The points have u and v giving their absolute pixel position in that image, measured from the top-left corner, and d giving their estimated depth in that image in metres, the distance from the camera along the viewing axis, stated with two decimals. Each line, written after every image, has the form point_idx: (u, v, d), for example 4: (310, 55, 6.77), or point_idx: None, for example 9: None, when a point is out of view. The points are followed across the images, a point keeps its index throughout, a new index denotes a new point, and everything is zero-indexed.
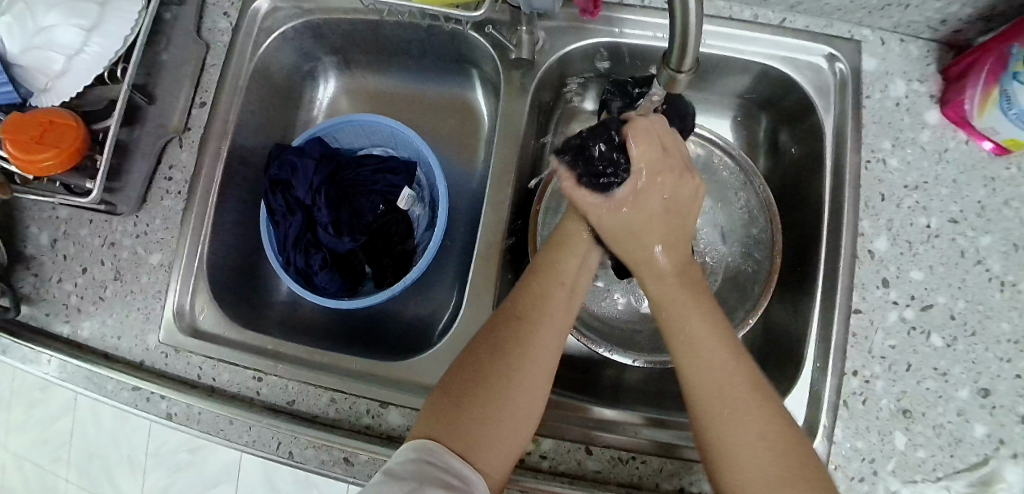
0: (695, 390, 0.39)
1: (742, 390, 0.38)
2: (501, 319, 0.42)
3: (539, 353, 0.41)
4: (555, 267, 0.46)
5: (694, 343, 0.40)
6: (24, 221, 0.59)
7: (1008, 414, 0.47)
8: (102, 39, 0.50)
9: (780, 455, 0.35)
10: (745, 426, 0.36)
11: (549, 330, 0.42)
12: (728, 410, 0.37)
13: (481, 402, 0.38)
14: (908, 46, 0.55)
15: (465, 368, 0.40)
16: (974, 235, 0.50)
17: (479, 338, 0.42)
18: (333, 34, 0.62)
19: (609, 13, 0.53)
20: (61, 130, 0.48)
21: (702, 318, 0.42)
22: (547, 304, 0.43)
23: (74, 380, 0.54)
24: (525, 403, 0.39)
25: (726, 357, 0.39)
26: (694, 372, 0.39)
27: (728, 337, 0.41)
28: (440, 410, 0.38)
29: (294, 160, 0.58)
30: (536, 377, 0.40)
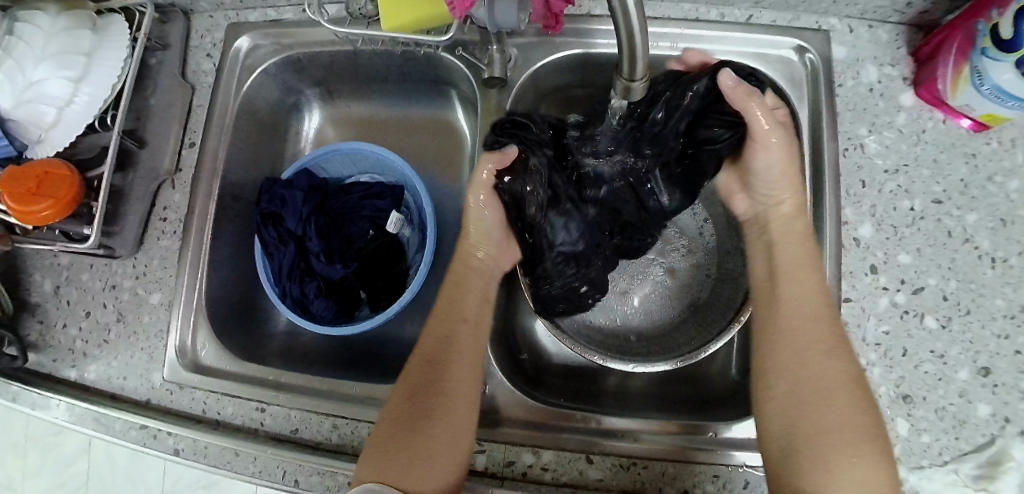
0: (809, 342, 0.42)
1: (849, 362, 0.42)
2: (414, 365, 0.47)
3: (455, 385, 0.45)
4: (453, 305, 0.49)
5: (813, 307, 0.44)
6: (28, 271, 0.61)
7: (1011, 391, 0.47)
8: (90, 89, 0.52)
9: (864, 425, 0.39)
10: (847, 395, 0.40)
11: (459, 364, 0.46)
12: (833, 374, 0.41)
13: (412, 441, 0.42)
14: (877, 31, 0.55)
15: (393, 413, 0.44)
16: (960, 214, 0.50)
17: (401, 384, 0.46)
18: (313, 67, 0.64)
19: (578, 26, 0.55)
20: (56, 181, 0.50)
21: (823, 292, 0.45)
22: (452, 343, 0.47)
23: (83, 421, 0.55)
24: (454, 435, 0.43)
25: (839, 330, 0.43)
26: (812, 329, 0.43)
27: (836, 329, 0.43)
28: (377, 457, 0.42)
29: (284, 194, 0.59)
30: (457, 407, 0.44)
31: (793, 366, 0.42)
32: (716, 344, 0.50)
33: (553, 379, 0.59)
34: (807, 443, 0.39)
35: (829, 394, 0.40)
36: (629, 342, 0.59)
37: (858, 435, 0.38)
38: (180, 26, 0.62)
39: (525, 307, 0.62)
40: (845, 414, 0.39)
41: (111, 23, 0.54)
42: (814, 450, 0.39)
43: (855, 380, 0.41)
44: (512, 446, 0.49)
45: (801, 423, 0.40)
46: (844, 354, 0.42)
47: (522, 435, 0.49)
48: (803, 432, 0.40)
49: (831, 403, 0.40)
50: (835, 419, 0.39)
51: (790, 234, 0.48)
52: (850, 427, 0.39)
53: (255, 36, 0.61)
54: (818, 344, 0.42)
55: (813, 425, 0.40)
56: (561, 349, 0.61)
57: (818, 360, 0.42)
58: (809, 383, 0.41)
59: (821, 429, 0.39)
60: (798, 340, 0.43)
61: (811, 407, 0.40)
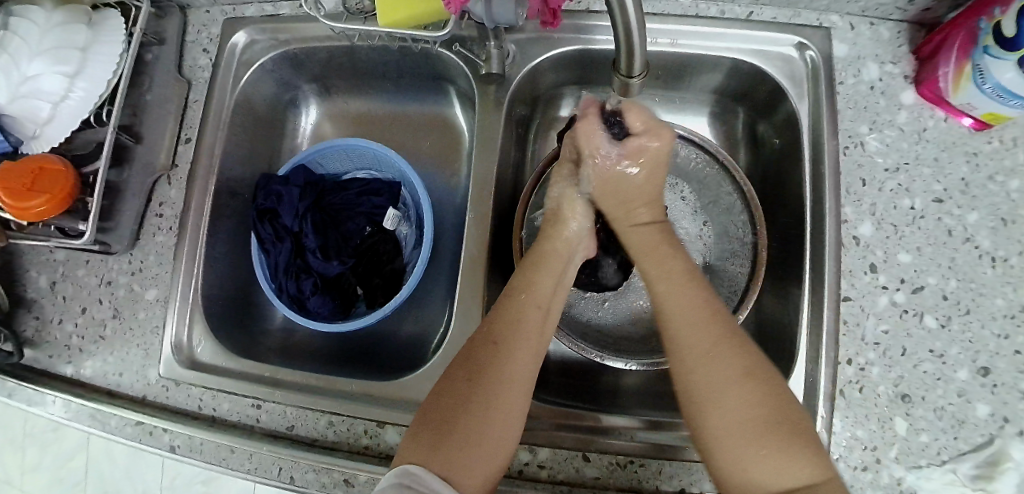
0: (685, 343, 0.40)
1: (745, 352, 0.39)
2: (477, 342, 0.42)
3: (518, 371, 0.41)
4: (530, 287, 0.46)
5: (688, 305, 0.42)
6: (24, 267, 0.61)
7: (1010, 391, 0.46)
8: (86, 84, 0.51)
9: (771, 413, 0.36)
10: (740, 386, 0.37)
11: (523, 349, 0.42)
12: (726, 366, 0.38)
13: (466, 425, 0.38)
14: (879, 29, 0.55)
15: (449, 391, 0.40)
16: (961, 213, 0.50)
17: (459, 360, 0.42)
18: (310, 62, 0.63)
19: (577, 21, 0.54)
20: (51, 176, 0.49)
21: (700, 289, 0.43)
22: (522, 325, 0.43)
23: (79, 418, 0.55)
24: (506, 425, 0.39)
25: (723, 325, 0.40)
26: (693, 325, 0.40)
27: (715, 311, 0.42)
28: (424, 435, 0.38)
29: (280, 189, 0.59)
30: (516, 396, 0.40)
31: (680, 365, 0.40)
32: None
33: (551, 377, 0.59)
34: (716, 437, 0.37)
35: (722, 389, 0.37)
36: (627, 340, 0.58)
37: (755, 426, 0.36)
38: (177, 21, 0.62)
39: None
40: (738, 407, 0.36)
41: (107, 17, 0.54)
42: (724, 446, 0.36)
43: (748, 372, 0.38)
44: None
45: (706, 420, 0.37)
46: (733, 345, 0.39)
47: (519, 434, 0.49)
48: (709, 429, 0.37)
49: (724, 398, 0.37)
50: (729, 415, 0.37)
51: (655, 244, 0.47)
52: (744, 420, 0.36)
53: (252, 31, 0.61)
54: (694, 342, 0.40)
55: (711, 423, 0.37)
56: (558, 346, 0.61)
57: (705, 351, 0.39)
58: (698, 382, 0.38)
59: (725, 424, 0.36)
60: (678, 339, 0.41)
61: (707, 403, 0.37)
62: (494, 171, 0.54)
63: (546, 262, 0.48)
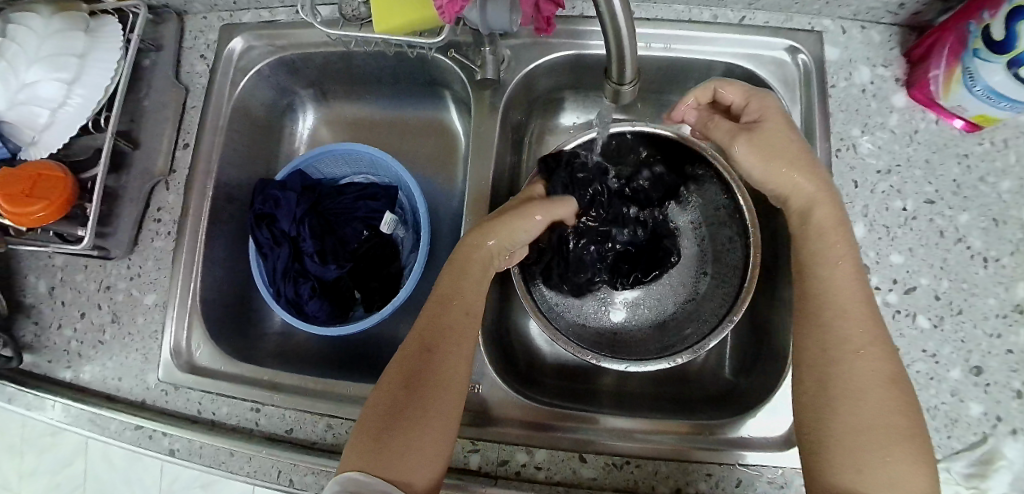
0: (843, 334, 0.40)
1: (891, 358, 0.39)
2: (410, 349, 0.44)
3: (450, 372, 0.43)
4: (455, 290, 0.46)
5: (853, 301, 0.41)
6: (21, 272, 0.61)
7: (1003, 390, 0.47)
8: (84, 91, 0.52)
9: (901, 425, 0.37)
10: (883, 392, 0.38)
11: (456, 350, 0.44)
12: (874, 370, 0.38)
13: (403, 428, 0.40)
14: (869, 32, 0.55)
15: (386, 398, 0.41)
16: (952, 214, 0.50)
17: (393, 368, 0.43)
18: (308, 68, 0.64)
19: (571, 27, 0.55)
20: (50, 182, 0.50)
21: (864, 286, 0.42)
22: (451, 329, 0.44)
23: (78, 423, 0.55)
24: (444, 424, 0.41)
25: (880, 327, 0.40)
26: (854, 321, 0.40)
27: (874, 312, 0.41)
28: (363, 445, 0.40)
29: (278, 195, 0.59)
30: (451, 396, 0.42)
31: (825, 359, 0.40)
32: (709, 341, 0.50)
33: (547, 379, 0.59)
34: (840, 435, 0.37)
35: (864, 389, 0.38)
36: (624, 342, 0.59)
37: (888, 435, 0.36)
38: (173, 27, 0.62)
39: (519, 307, 0.62)
40: (877, 413, 0.37)
41: (104, 24, 0.54)
42: (844, 445, 0.36)
43: (891, 378, 0.38)
44: (507, 445, 0.49)
45: (833, 416, 0.38)
46: (886, 351, 0.39)
47: (517, 435, 0.49)
48: (834, 424, 0.37)
49: (863, 400, 0.37)
50: (863, 417, 0.37)
51: (833, 222, 0.44)
52: (878, 426, 0.36)
53: (249, 38, 0.61)
54: (852, 337, 0.39)
55: (842, 419, 0.37)
56: (554, 348, 0.61)
57: (855, 349, 0.39)
58: (842, 376, 0.38)
59: (856, 425, 0.37)
60: (841, 331, 0.40)
61: (842, 402, 0.38)
62: (490, 175, 0.55)
63: (472, 269, 0.47)
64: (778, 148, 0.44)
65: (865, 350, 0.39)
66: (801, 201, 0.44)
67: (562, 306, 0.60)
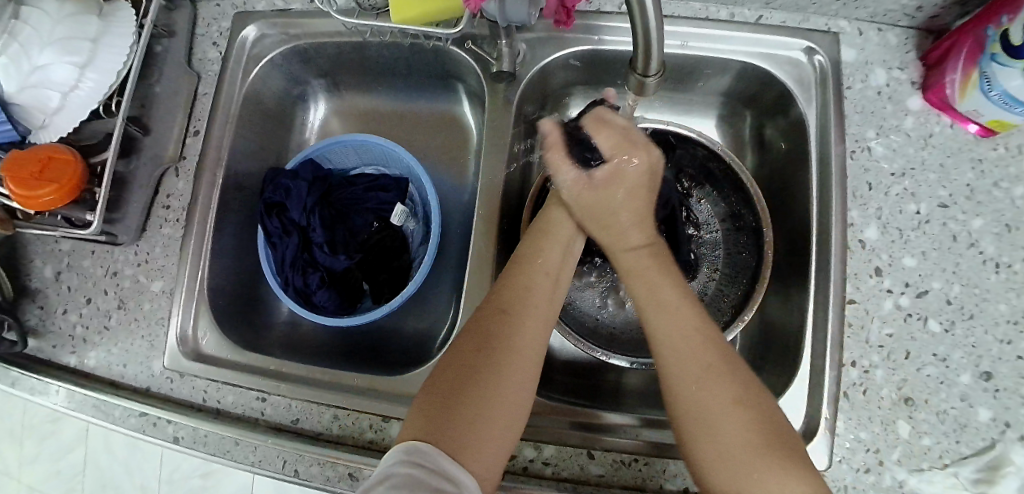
0: (675, 367, 0.39)
1: (731, 375, 0.38)
2: (484, 312, 0.43)
3: (524, 346, 0.41)
4: (537, 256, 0.47)
5: (683, 322, 0.41)
6: (28, 256, 0.60)
7: (1012, 396, 0.47)
8: (95, 75, 0.51)
9: (753, 439, 0.35)
10: (733, 411, 0.36)
11: (530, 325, 0.43)
12: (716, 391, 0.37)
13: (471, 400, 0.38)
14: (887, 35, 0.55)
15: (454, 367, 0.40)
16: (965, 218, 0.50)
17: (465, 337, 0.42)
18: (320, 58, 0.63)
19: (588, 22, 0.55)
20: (59, 166, 0.49)
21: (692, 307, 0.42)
22: (530, 296, 0.44)
23: (82, 408, 0.55)
24: (515, 401, 0.39)
25: (717, 346, 0.40)
26: (683, 347, 0.40)
27: (708, 329, 0.41)
28: (429, 410, 0.38)
29: (288, 184, 0.59)
30: (524, 368, 0.41)
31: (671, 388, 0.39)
32: None
33: (555, 374, 0.59)
34: (708, 458, 0.36)
35: (714, 413, 0.37)
36: (631, 338, 0.59)
37: (750, 449, 0.35)
38: (187, 14, 0.62)
39: None
40: (730, 429, 0.36)
41: (117, 8, 0.54)
42: (720, 470, 0.35)
43: (737, 393, 0.37)
44: (514, 441, 0.49)
45: (699, 447, 0.37)
46: (721, 368, 0.38)
47: (525, 430, 0.49)
48: (700, 453, 0.36)
49: (715, 420, 0.36)
50: (731, 432, 0.36)
51: (648, 257, 0.46)
52: (733, 442, 0.35)
53: (263, 26, 0.61)
54: (682, 363, 0.39)
55: (700, 447, 0.36)
56: (563, 345, 0.61)
57: (697, 370, 0.38)
58: (687, 407, 0.38)
59: (713, 453, 0.36)
60: (668, 355, 0.40)
61: (700, 423, 0.37)
62: (502, 169, 0.55)
63: (551, 233, 0.49)
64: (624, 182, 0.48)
65: (695, 370, 0.39)
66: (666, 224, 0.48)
67: (570, 303, 0.61)
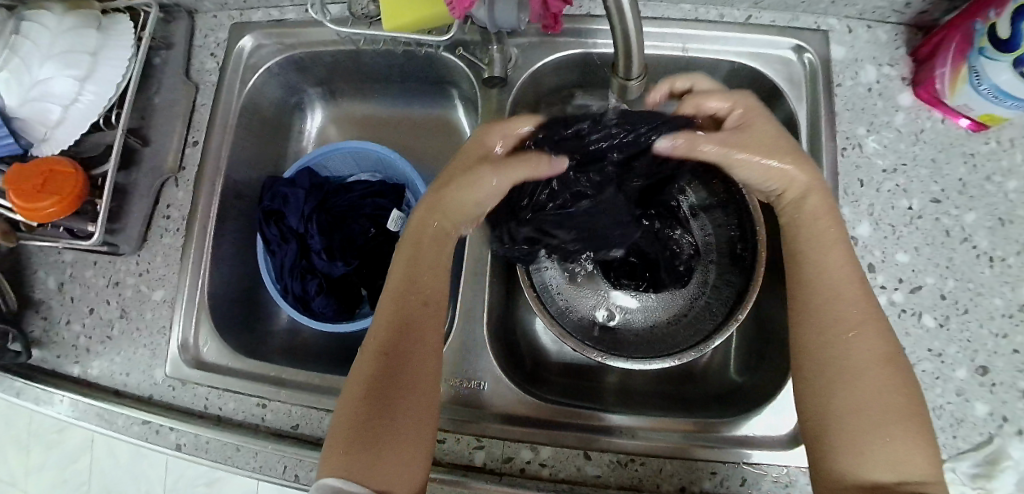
0: (832, 320, 0.41)
1: (887, 337, 0.40)
2: (371, 348, 0.44)
3: (415, 370, 0.44)
4: (413, 279, 0.47)
5: (845, 279, 0.42)
6: (31, 268, 0.61)
7: (1009, 390, 0.47)
8: (95, 88, 0.52)
9: (901, 403, 0.38)
10: (880, 371, 0.38)
11: (424, 348, 0.45)
12: (871, 352, 0.39)
13: (375, 431, 0.41)
14: (876, 31, 0.56)
15: (358, 400, 0.42)
16: (958, 213, 0.51)
17: (359, 374, 0.44)
18: (315, 66, 0.64)
19: (578, 25, 0.55)
20: (60, 178, 0.50)
21: (855, 263, 0.43)
22: (416, 320, 0.45)
23: (86, 417, 0.56)
24: (420, 417, 0.42)
25: (876, 306, 0.41)
26: (844, 301, 0.41)
27: (868, 291, 0.42)
28: (340, 451, 0.40)
29: (286, 191, 0.60)
30: (425, 388, 0.43)
31: (822, 345, 0.40)
32: (715, 340, 0.51)
33: (551, 376, 0.59)
34: (843, 416, 0.38)
35: (860, 371, 0.39)
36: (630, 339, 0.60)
37: (892, 412, 0.37)
38: (184, 26, 0.63)
39: (524, 303, 0.63)
40: (880, 392, 0.38)
41: (115, 22, 0.55)
42: (846, 432, 0.37)
43: (888, 357, 0.39)
44: (511, 442, 0.49)
45: (832, 407, 0.39)
46: (882, 329, 0.40)
47: (523, 432, 0.49)
48: (834, 409, 0.38)
49: (864, 379, 0.38)
50: (876, 395, 0.38)
51: (825, 207, 0.44)
52: (879, 402, 0.38)
53: (258, 36, 0.62)
54: (844, 320, 0.40)
55: (842, 402, 0.38)
56: (560, 346, 0.61)
57: (856, 329, 0.40)
58: (835, 363, 0.39)
59: (848, 411, 0.38)
60: (829, 314, 0.41)
61: (846, 381, 0.39)
62: None
63: (423, 251, 0.48)
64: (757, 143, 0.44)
65: (858, 328, 0.40)
66: (795, 192, 0.44)
67: (572, 309, 0.61)
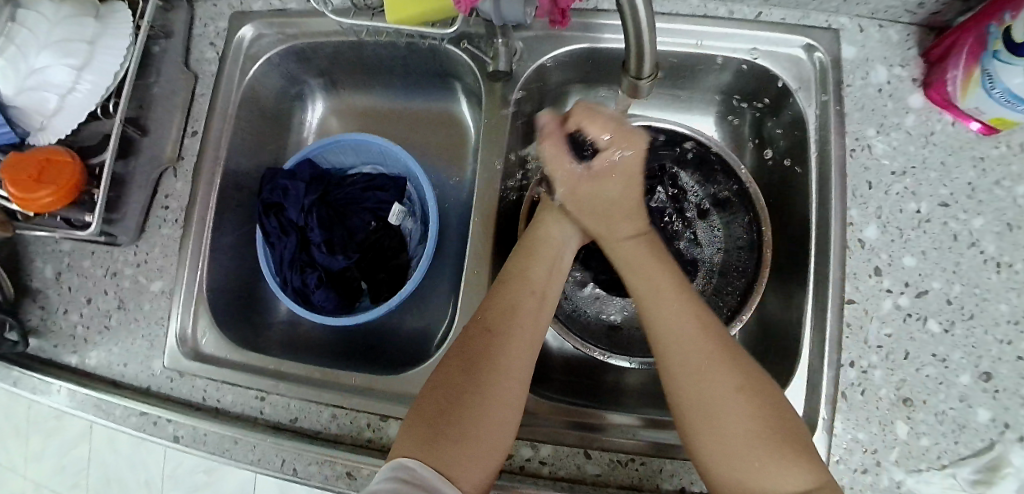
0: (661, 350, 0.43)
1: (733, 368, 0.40)
2: (472, 331, 0.44)
3: (510, 363, 0.43)
4: (525, 276, 0.48)
5: (676, 316, 0.43)
6: (29, 257, 0.61)
7: (1012, 397, 0.46)
8: (93, 77, 0.51)
9: (745, 429, 0.38)
10: (725, 399, 0.39)
11: (518, 344, 0.44)
12: (723, 382, 0.39)
13: (461, 416, 0.40)
14: (888, 31, 0.55)
15: (448, 381, 0.42)
16: (966, 218, 0.50)
17: (454, 353, 0.44)
18: (317, 57, 0.63)
19: (585, 20, 0.54)
20: (58, 167, 0.49)
21: (686, 299, 0.45)
22: (517, 314, 0.45)
23: (82, 408, 0.55)
24: (504, 415, 0.41)
25: (717, 339, 0.42)
26: (667, 333, 0.43)
27: (706, 325, 0.43)
28: (416, 436, 0.39)
29: (286, 183, 0.59)
30: (513, 384, 0.42)
31: (679, 375, 0.41)
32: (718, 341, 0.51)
33: (553, 373, 0.59)
34: (711, 445, 0.38)
35: (713, 399, 0.39)
36: (631, 338, 0.60)
37: (752, 439, 0.37)
38: (185, 14, 0.62)
39: None
40: (730, 421, 0.38)
41: (114, 10, 0.54)
42: (717, 456, 0.38)
43: (741, 387, 0.39)
44: (511, 440, 0.49)
45: (699, 437, 0.39)
46: (723, 360, 0.40)
47: (523, 430, 0.49)
48: (703, 440, 0.39)
49: (721, 411, 0.38)
50: (731, 425, 0.38)
51: (644, 256, 0.48)
52: (742, 432, 0.38)
53: (259, 25, 0.61)
54: (691, 354, 0.41)
55: (705, 434, 0.38)
56: (561, 343, 0.61)
57: (688, 366, 0.41)
58: (695, 394, 0.40)
59: (713, 435, 0.38)
60: (664, 348, 0.43)
61: (706, 411, 0.39)
62: (499, 168, 0.55)
63: (536, 254, 0.50)
64: (608, 192, 0.50)
65: (692, 359, 0.41)
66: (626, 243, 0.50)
67: (576, 308, 0.61)
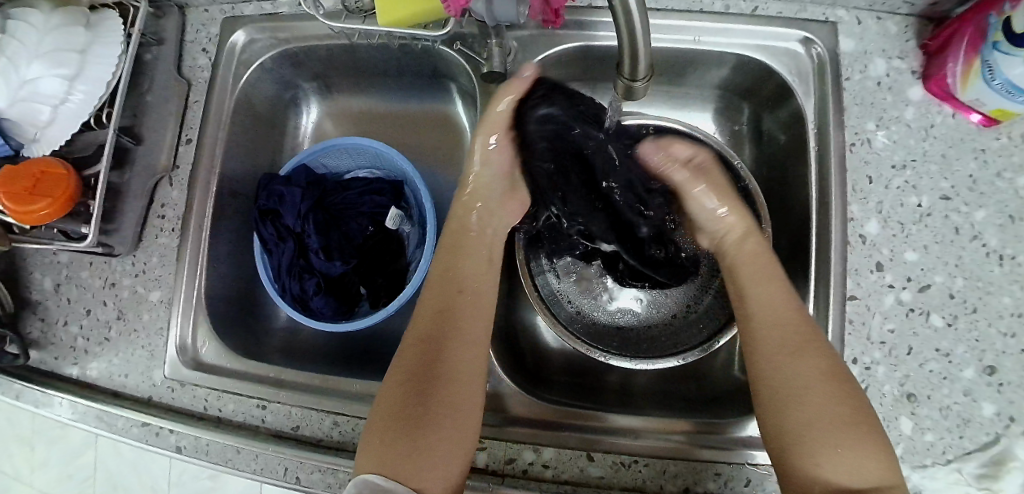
0: (760, 334, 0.45)
1: (825, 357, 0.42)
2: (413, 342, 0.46)
3: (456, 365, 0.45)
4: (454, 275, 0.50)
5: (776, 306, 0.45)
6: (27, 269, 0.61)
7: (1016, 390, 0.46)
8: (86, 87, 0.51)
9: (833, 415, 0.40)
10: (824, 387, 0.41)
11: (459, 346, 0.46)
12: (815, 369, 0.41)
13: (416, 421, 0.42)
14: (886, 23, 0.54)
15: (398, 393, 0.44)
16: (968, 210, 0.50)
17: (401, 364, 0.45)
18: (311, 61, 0.63)
19: (580, 18, 0.54)
20: (52, 179, 0.49)
21: (789, 292, 0.46)
22: (454, 317, 0.47)
23: (85, 420, 0.55)
24: (458, 415, 0.43)
25: (811, 328, 0.44)
26: (765, 322, 0.45)
27: (802, 315, 0.45)
28: (374, 447, 0.42)
29: (282, 190, 0.59)
30: (461, 384, 0.44)
31: (773, 361, 0.43)
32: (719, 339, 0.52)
33: (555, 375, 0.59)
34: (797, 426, 0.40)
35: (808, 388, 0.41)
36: (632, 337, 0.60)
37: (838, 424, 0.39)
38: (176, 20, 0.62)
39: (526, 301, 0.63)
40: (818, 406, 0.40)
41: (104, 18, 0.53)
42: (811, 438, 0.39)
43: (831, 374, 0.41)
44: (514, 444, 0.49)
45: (785, 418, 0.41)
46: (814, 349, 0.42)
47: (526, 434, 0.49)
48: (789, 422, 0.41)
49: (809, 395, 0.41)
50: (817, 408, 0.40)
51: (754, 247, 0.50)
52: (829, 416, 0.40)
53: (251, 30, 0.60)
54: (786, 342, 0.43)
55: (795, 416, 0.40)
56: (561, 344, 0.61)
57: (785, 350, 0.43)
58: (787, 378, 0.42)
59: (812, 422, 0.40)
60: (764, 335, 0.44)
61: (795, 394, 0.41)
62: None
63: (461, 249, 0.53)
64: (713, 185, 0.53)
65: (788, 346, 0.43)
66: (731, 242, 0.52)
67: (578, 311, 0.61)
